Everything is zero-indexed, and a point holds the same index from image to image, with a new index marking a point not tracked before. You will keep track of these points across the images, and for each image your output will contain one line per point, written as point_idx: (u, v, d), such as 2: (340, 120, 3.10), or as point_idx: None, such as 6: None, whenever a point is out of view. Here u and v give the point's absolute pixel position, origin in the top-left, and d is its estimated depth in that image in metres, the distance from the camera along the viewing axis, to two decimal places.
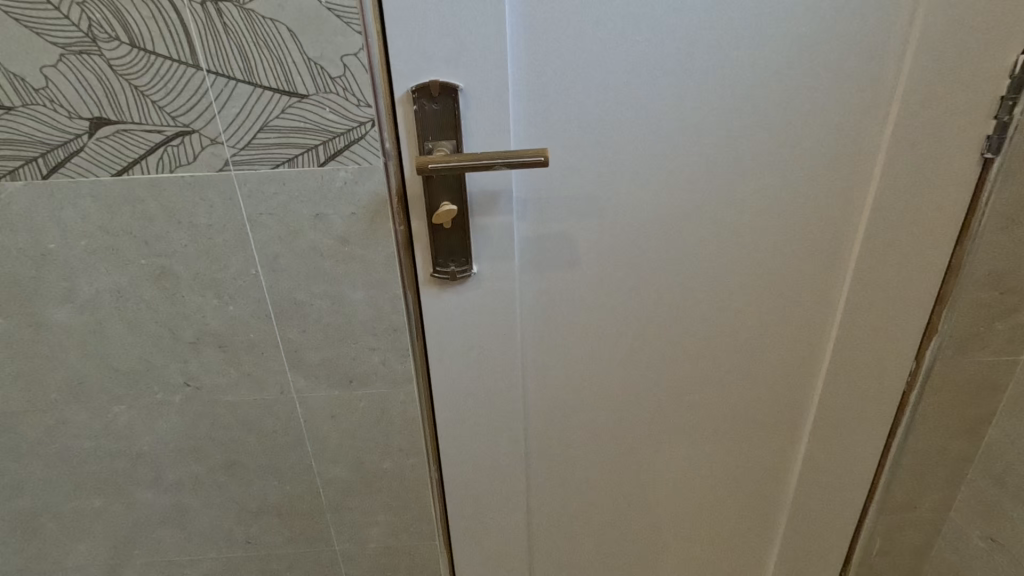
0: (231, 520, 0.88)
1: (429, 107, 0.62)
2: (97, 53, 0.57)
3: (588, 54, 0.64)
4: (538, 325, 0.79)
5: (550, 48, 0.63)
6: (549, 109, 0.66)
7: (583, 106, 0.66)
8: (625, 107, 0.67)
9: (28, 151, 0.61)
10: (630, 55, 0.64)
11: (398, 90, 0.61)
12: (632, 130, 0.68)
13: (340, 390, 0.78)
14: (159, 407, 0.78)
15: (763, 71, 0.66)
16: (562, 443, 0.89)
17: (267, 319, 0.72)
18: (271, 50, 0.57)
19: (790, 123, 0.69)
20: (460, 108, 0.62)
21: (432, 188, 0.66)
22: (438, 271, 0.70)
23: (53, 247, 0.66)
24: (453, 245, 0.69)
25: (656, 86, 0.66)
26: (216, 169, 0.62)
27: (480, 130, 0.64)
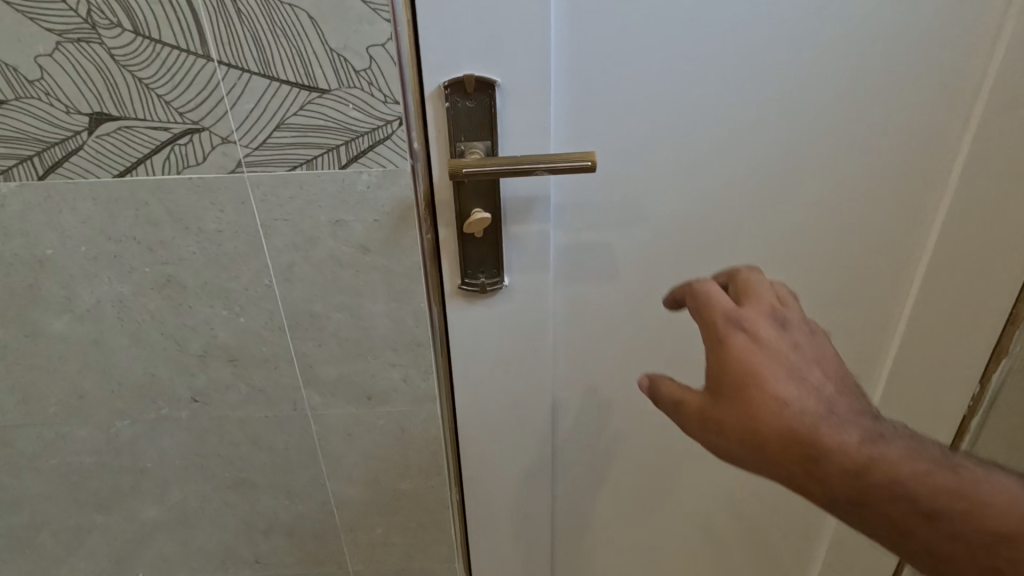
0: (238, 540, 0.83)
1: (463, 104, 0.56)
2: (97, 42, 0.51)
3: (637, 49, 0.58)
4: (571, 340, 0.73)
5: (596, 42, 0.57)
6: (593, 109, 0.60)
7: (629, 105, 0.60)
8: (678, 107, 0.61)
9: (22, 149, 0.55)
10: (684, 49, 0.58)
11: (428, 85, 0.55)
12: (682, 133, 0.62)
13: (357, 408, 0.72)
14: (164, 423, 0.73)
15: (830, 66, 0.60)
16: (592, 464, 0.84)
17: (281, 333, 0.66)
18: (290, 39, 0.51)
19: (855, 125, 0.63)
20: (497, 106, 0.56)
21: (463, 194, 0.60)
22: (466, 283, 0.65)
23: (50, 253, 0.60)
24: (483, 255, 0.63)
25: (710, 84, 0.60)
26: (227, 171, 0.57)
27: (517, 131, 0.58)
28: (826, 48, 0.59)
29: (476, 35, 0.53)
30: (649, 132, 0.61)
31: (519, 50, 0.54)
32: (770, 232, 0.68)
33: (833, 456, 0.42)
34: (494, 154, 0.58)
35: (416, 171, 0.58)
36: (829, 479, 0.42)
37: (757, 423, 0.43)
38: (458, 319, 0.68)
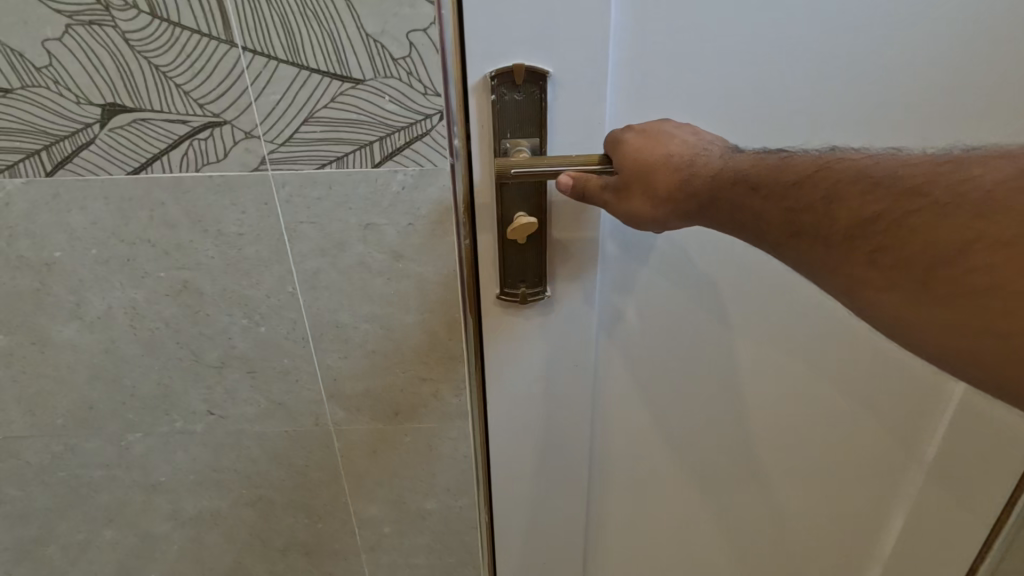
0: (254, 558, 0.79)
1: (511, 98, 0.50)
2: (111, 25, 0.46)
3: (704, 41, 0.51)
4: (616, 352, 0.67)
5: (661, 33, 0.51)
6: (655, 104, 0.54)
7: (693, 105, 0.54)
8: (748, 101, 0.54)
9: (29, 143, 0.51)
10: (757, 41, 0.52)
11: (473, 74, 0.50)
12: (751, 135, 0.56)
13: (383, 424, 0.67)
14: (177, 436, 0.68)
15: (922, 57, 0.53)
16: (632, 487, 0.78)
17: (304, 344, 0.61)
18: (322, 23, 0.46)
19: (945, 125, 0.56)
20: (547, 99, 0.51)
21: (507, 194, 0.54)
22: (506, 292, 0.59)
23: (58, 256, 0.56)
24: (525, 262, 0.58)
25: (785, 78, 0.54)
26: (250, 168, 0.52)
27: (567, 130, 0.52)
28: (918, 36, 0.52)
29: (528, 21, 0.47)
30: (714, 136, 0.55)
31: (574, 39, 0.49)
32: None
33: (703, 175, 0.47)
34: (542, 152, 0.53)
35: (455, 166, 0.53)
36: (698, 193, 0.47)
37: (636, 157, 0.49)
38: (496, 332, 0.62)
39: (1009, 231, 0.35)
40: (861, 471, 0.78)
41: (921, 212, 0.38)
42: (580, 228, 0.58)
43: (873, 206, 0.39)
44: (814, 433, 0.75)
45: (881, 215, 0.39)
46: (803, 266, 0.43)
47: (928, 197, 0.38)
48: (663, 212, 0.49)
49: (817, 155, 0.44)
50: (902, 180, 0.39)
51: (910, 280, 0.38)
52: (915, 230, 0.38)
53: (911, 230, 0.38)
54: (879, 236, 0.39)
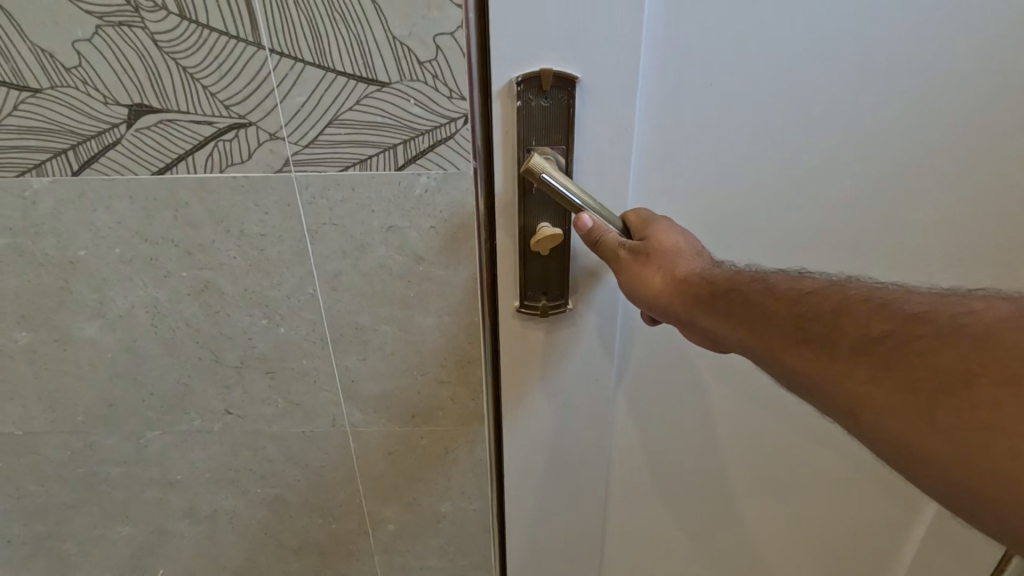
0: (267, 557, 0.79)
1: (537, 105, 0.49)
2: (140, 26, 0.46)
3: (739, 47, 0.49)
4: (639, 365, 0.65)
5: (694, 38, 0.49)
6: (683, 114, 0.52)
7: (726, 113, 0.52)
8: (780, 111, 0.52)
9: (57, 143, 0.51)
10: (796, 47, 0.50)
11: (498, 79, 0.48)
12: (784, 145, 0.54)
13: (399, 427, 0.67)
14: (195, 435, 0.68)
15: (963, 69, 0.51)
16: (644, 507, 0.77)
17: (324, 345, 0.62)
18: (349, 26, 0.46)
19: (994, 139, 0.53)
20: (574, 106, 0.50)
21: (529, 203, 0.53)
22: (525, 304, 0.58)
23: (82, 255, 0.56)
24: (548, 273, 0.57)
25: (824, 87, 0.51)
26: (274, 170, 0.52)
27: (595, 138, 0.51)
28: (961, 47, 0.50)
29: (558, 25, 0.46)
30: (742, 149, 0.54)
31: (604, 45, 0.47)
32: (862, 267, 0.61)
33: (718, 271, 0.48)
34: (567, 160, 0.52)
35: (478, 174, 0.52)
36: (714, 281, 0.47)
37: (664, 236, 0.50)
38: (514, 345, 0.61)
39: (1003, 367, 0.33)
40: (859, 526, 0.78)
41: (924, 338, 0.36)
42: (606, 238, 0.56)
43: (880, 324, 0.38)
44: (813, 479, 0.74)
45: (888, 334, 0.37)
46: (798, 374, 0.40)
47: (929, 325, 0.37)
48: (673, 294, 0.48)
49: (827, 278, 0.45)
50: (908, 306, 0.38)
51: (910, 400, 0.35)
52: (919, 353, 0.36)
53: (915, 354, 0.36)
54: (880, 352, 0.37)
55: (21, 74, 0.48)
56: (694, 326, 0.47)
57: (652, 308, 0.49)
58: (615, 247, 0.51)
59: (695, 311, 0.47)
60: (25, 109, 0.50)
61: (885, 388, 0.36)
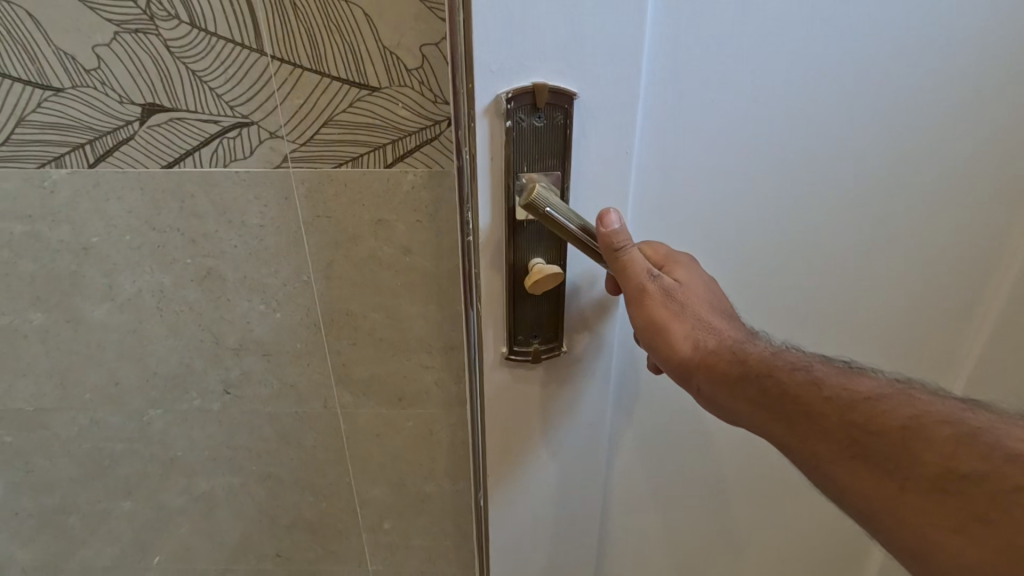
0: (261, 533, 0.84)
1: (530, 125, 0.44)
2: (154, 32, 0.51)
3: (745, 66, 0.46)
4: (642, 413, 0.62)
5: (694, 79, 0.46)
6: (686, 135, 0.48)
7: (728, 155, 0.49)
8: (785, 139, 0.49)
9: (74, 137, 0.55)
10: (802, 86, 0.47)
11: (482, 96, 0.43)
12: (784, 194, 0.51)
13: (386, 409, 0.72)
14: (194, 414, 0.73)
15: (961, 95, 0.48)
16: (639, 549, 0.72)
17: (317, 329, 0.66)
18: (344, 36, 0.51)
19: (991, 189, 0.52)
20: (570, 125, 0.44)
21: (522, 237, 0.48)
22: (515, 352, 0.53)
23: (95, 241, 0.61)
24: (541, 317, 0.52)
25: (826, 125, 0.48)
26: (273, 165, 0.57)
27: (597, 164, 0.47)
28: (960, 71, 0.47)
29: (555, 29, 0.41)
30: (748, 174, 0.50)
31: (607, 63, 0.43)
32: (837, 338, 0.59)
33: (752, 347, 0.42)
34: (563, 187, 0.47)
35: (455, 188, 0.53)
36: (749, 359, 0.41)
37: (687, 283, 0.45)
38: (507, 400, 0.56)
39: None
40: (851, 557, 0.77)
41: None
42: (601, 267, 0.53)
43: (978, 460, 0.31)
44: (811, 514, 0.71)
45: (983, 477, 0.31)
46: (833, 479, 0.35)
47: None
48: (686, 346, 0.43)
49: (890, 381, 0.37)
50: (1009, 442, 0.31)
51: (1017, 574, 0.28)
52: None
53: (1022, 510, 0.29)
54: (976, 500, 0.30)
55: (45, 74, 0.53)
56: (703, 385, 0.43)
57: (657, 353, 0.45)
58: (637, 278, 0.44)
59: (719, 388, 0.42)
60: (47, 107, 0.54)
61: (970, 543, 0.30)
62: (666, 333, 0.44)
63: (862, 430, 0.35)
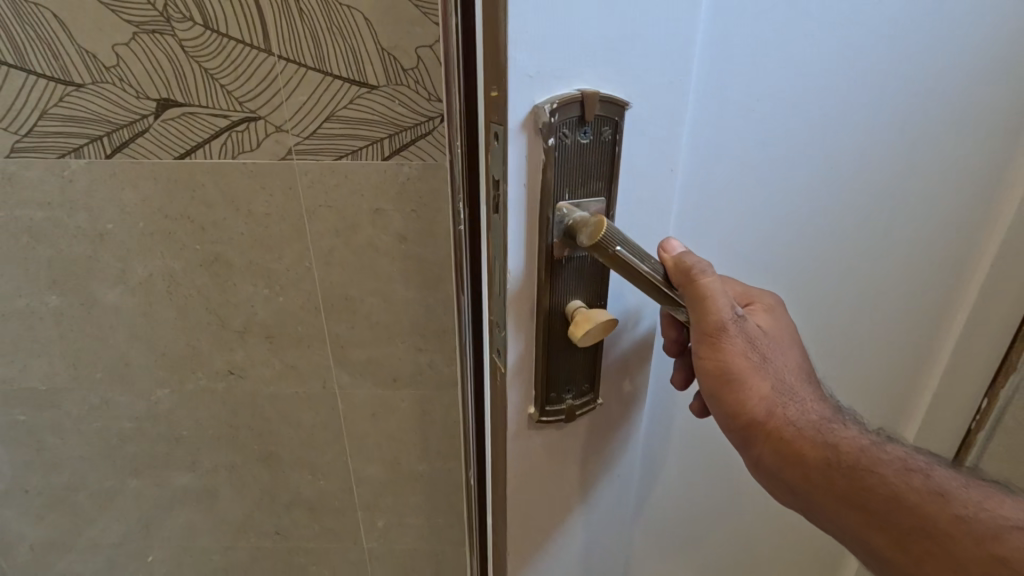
0: (262, 511, 0.88)
1: (574, 143, 0.33)
2: (170, 33, 0.55)
3: (794, 81, 0.40)
4: (672, 472, 0.56)
5: (739, 91, 0.38)
6: (725, 154, 0.40)
7: (765, 179, 0.43)
8: (823, 164, 0.44)
9: (93, 129, 0.59)
10: (851, 116, 0.43)
11: (516, 103, 0.31)
12: (813, 230, 0.47)
13: (382, 389, 0.76)
14: (200, 394, 0.77)
15: (978, 116, 0.47)
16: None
17: (317, 313, 0.70)
18: (345, 39, 0.55)
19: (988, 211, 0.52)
20: (619, 141, 0.34)
21: (560, 280, 0.37)
22: (546, 415, 0.42)
23: (110, 227, 0.65)
24: (575, 371, 0.41)
25: (861, 156, 0.45)
26: (278, 157, 0.61)
27: (643, 186, 0.37)
28: (978, 94, 0.45)
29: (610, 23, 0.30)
30: (781, 201, 0.44)
31: (663, 66, 0.33)
32: (832, 366, 0.57)
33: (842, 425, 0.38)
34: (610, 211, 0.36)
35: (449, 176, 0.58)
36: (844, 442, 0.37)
37: (770, 330, 0.41)
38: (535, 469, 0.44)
39: None
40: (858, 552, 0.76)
41: None
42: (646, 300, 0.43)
43: None
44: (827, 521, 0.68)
45: None
46: None
47: None
48: (765, 412, 0.38)
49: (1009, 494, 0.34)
50: None
51: None
52: None
53: None
54: None
55: (68, 71, 0.57)
56: (769, 444, 0.38)
57: (722, 403, 0.39)
58: (725, 326, 0.37)
59: (802, 469, 0.37)
60: (68, 101, 0.58)
61: None
62: (742, 383, 0.38)
63: (928, 494, 0.34)
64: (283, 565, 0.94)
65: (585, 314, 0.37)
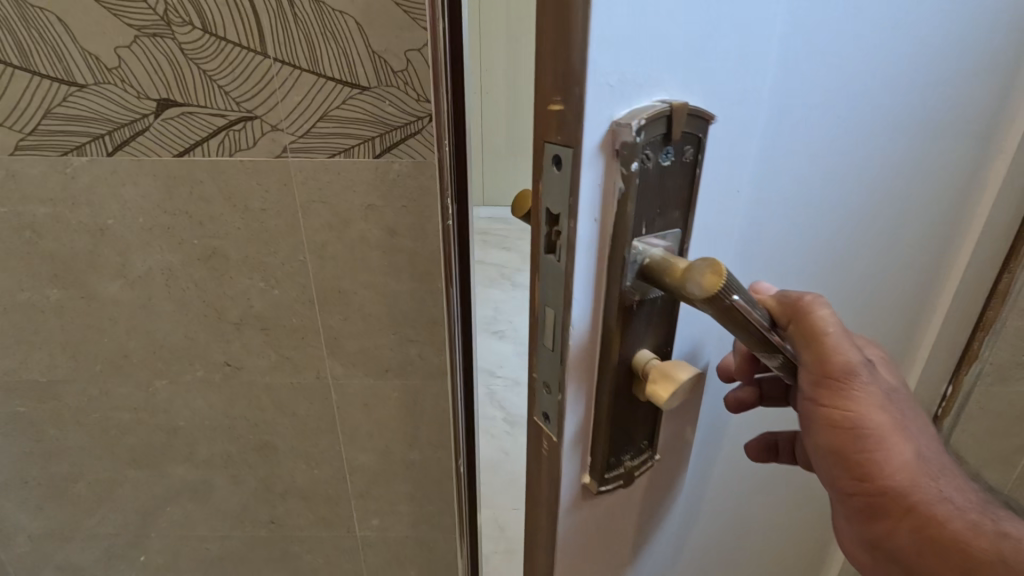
0: (257, 500, 0.91)
1: (656, 165, 0.29)
2: (170, 36, 0.58)
3: (838, 96, 0.38)
4: (711, 496, 0.53)
5: (792, 108, 0.36)
6: (774, 175, 0.38)
7: (805, 198, 0.41)
8: (854, 180, 0.43)
9: (95, 128, 0.62)
10: (879, 132, 0.42)
11: (593, 123, 0.27)
12: (846, 236, 0.46)
13: (374, 379, 0.79)
14: (198, 384, 0.79)
15: (978, 129, 0.48)
16: None
17: (311, 305, 0.73)
18: (338, 42, 0.58)
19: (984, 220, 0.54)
20: (696, 162, 0.32)
21: (632, 327, 0.33)
22: (606, 484, 0.38)
23: (111, 222, 0.67)
24: (635, 424, 0.38)
25: (884, 172, 0.45)
26: (274, 155, 0.64)
27: (710, 211, 0.35)
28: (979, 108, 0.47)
29: (689, 23, 0.27)
30: (816, 219, 0.43)
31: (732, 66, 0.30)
32: None
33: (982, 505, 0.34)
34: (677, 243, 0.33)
35: (437, 173, 0.62)
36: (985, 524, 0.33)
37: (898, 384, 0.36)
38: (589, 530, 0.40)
39: None
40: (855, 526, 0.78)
41: None
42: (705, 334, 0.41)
43: None
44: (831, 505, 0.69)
45: None
46: None
47: None
48: (893, 475, 0.34)
49: None
50: None
51: None
52: None
53: None
54: None
55: (71, 72, 0.60)
56: (897, 513, 0.34)
57: (841, 459, 0.35)
58: (854, 378, 0.33)
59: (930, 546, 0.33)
60: (71, 101, 0.61)
61: None
62: (874, 440, 0.34)
63: None
64: (278, 553, 0.97)
65: (668, 368, 0.34)
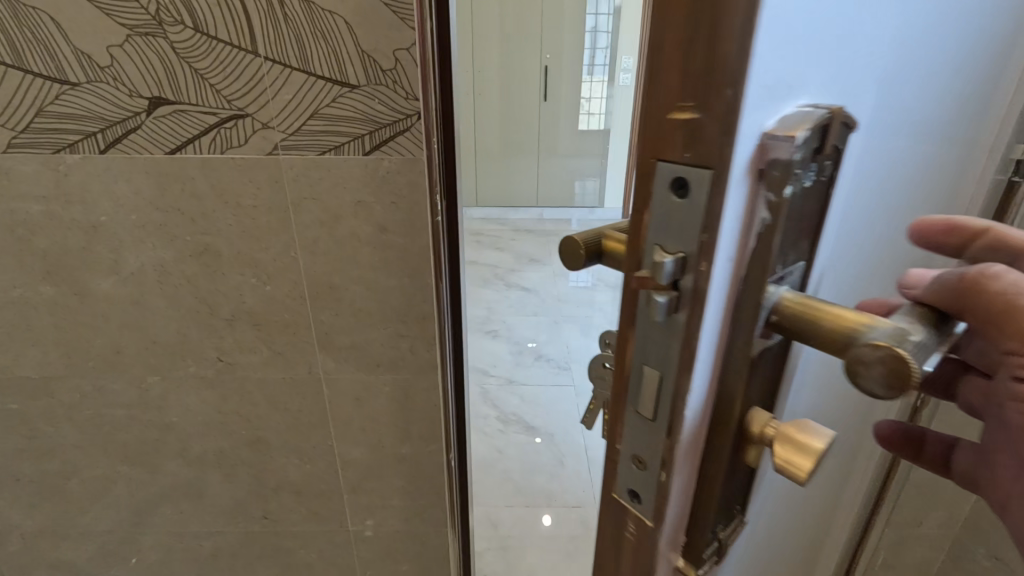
0: (251, 496, 0.91)
1: (799, 187, 0.24)
2: (162, 36, 0.59)
3: (903, 99, 0.35)
4: (772, 532, 0.47)
5: (878, 113, 0.31)
6: (861, 189, 0.33)
7: (874, 210, 0.37)
8: (902, 187, 0.40)
9: (87, 126, 0.63)
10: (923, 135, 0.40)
11: (745, 138, 0.20)
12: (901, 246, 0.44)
13: (366, 374, 0.80)
14: (191, 380, 0.80)
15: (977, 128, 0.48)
16: None
17: (302, 301, 0.74)
18: (328, 42, 0.59)
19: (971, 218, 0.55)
20: (827, 180, 0.26)
21: (749, 380, 0.28)
22: (700, 561, 0.32)
23: (104, 219, 0.68)
24: (734, 485, 0.32)
25: (921, 176, 0.42)
26: (265, 152, 0.65)
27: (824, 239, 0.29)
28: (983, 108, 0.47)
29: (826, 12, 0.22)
30: (876, 233, 0.39)
31: (856, 67, 0.26)
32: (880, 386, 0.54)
33: None
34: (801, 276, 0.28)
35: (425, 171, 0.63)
36: None
37: None
38: None
39: None
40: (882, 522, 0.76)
41: None
42: (797, 377, 0.35)
43: None
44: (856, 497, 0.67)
45: None
46: None
47: None
48: None
49: None
50: None
51: None
52: None
53: None
54: None
55: (63, 70, 0.60)
56: None
57: None
58: None
59: None
60: (63, 99, 0.62)
61: None
62: None
63: None
64: (271, 548, 0.97)
65: (802, 436, 0.27)
